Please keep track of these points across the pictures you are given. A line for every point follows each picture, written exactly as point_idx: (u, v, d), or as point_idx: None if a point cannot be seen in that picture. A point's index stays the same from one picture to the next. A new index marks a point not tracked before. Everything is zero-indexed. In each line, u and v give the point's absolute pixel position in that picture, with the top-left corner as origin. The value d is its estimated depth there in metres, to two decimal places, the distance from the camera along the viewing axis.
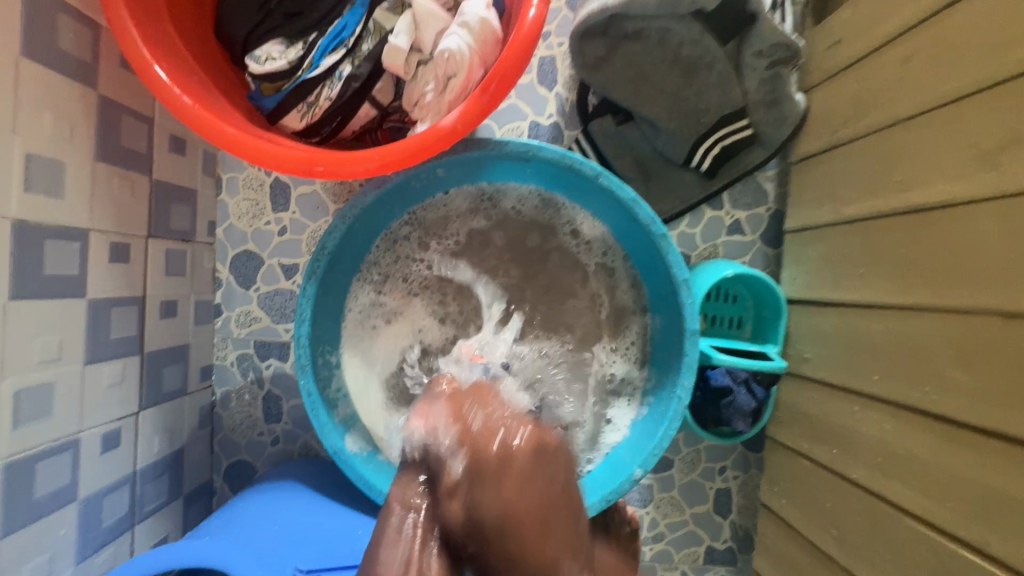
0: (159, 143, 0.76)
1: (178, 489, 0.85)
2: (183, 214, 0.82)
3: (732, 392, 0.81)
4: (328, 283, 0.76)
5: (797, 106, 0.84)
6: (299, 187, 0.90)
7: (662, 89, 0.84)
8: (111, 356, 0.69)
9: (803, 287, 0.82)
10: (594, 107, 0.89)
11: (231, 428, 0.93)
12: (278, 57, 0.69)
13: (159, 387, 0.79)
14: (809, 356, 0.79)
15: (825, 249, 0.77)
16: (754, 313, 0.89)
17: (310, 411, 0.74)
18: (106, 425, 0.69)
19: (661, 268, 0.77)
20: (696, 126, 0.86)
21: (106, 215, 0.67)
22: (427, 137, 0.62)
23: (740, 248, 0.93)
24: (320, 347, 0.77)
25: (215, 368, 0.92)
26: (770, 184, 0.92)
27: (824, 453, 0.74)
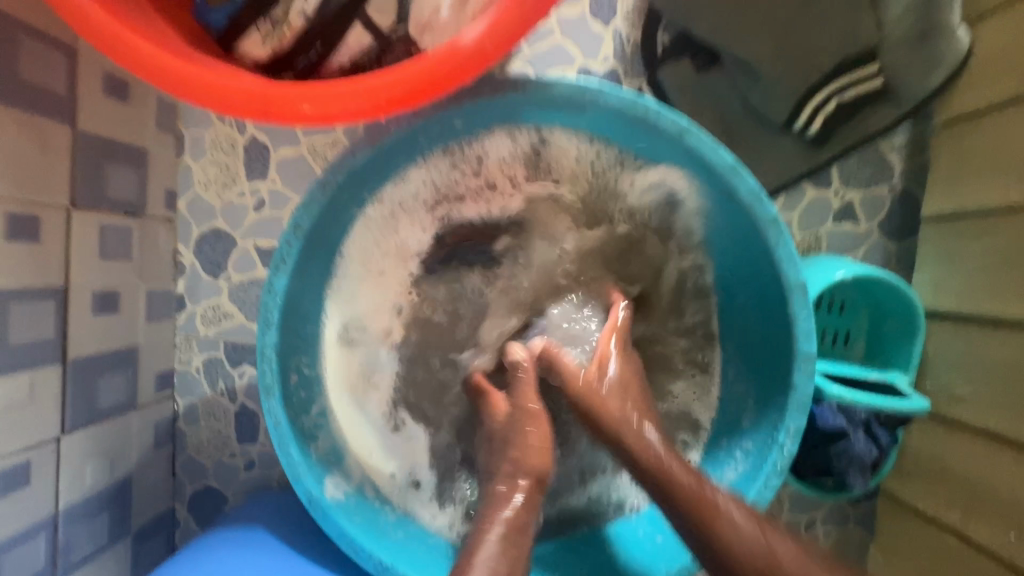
0: (86, 83, 0.57)
1: (124, 527, 0.68)
2: (128, 181, 0.64)
3: (847, 437, 0.59)
4: (306, 275, 0.57)
5: (957, 45, 0.60)
6: (280, 149, 0.70)
7: (765, 19, 0.61)
8: (10, 370, 0.52)
9: (957, 297, 0.59)
10: (666, 47, 0.66)
11: (197, 447, 0.76)
12: None
13: (94, 402, 0.62)
14: (965, 394, 0.57)
15: (1002, 245, 0.54)
16: (870, 327, 0.67)
17: (278, 445, 0.55)
18: (5, 459, 0.52)
19: (761, 268, 0.55)
20: (810, 72, 0.63)
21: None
22: (441, 60, 0.42)
23: (852, 240, 0.70)
24: (295, 360, 0.58)
25: (176, 375, 0.74)
26: (898, 155, 0.69)
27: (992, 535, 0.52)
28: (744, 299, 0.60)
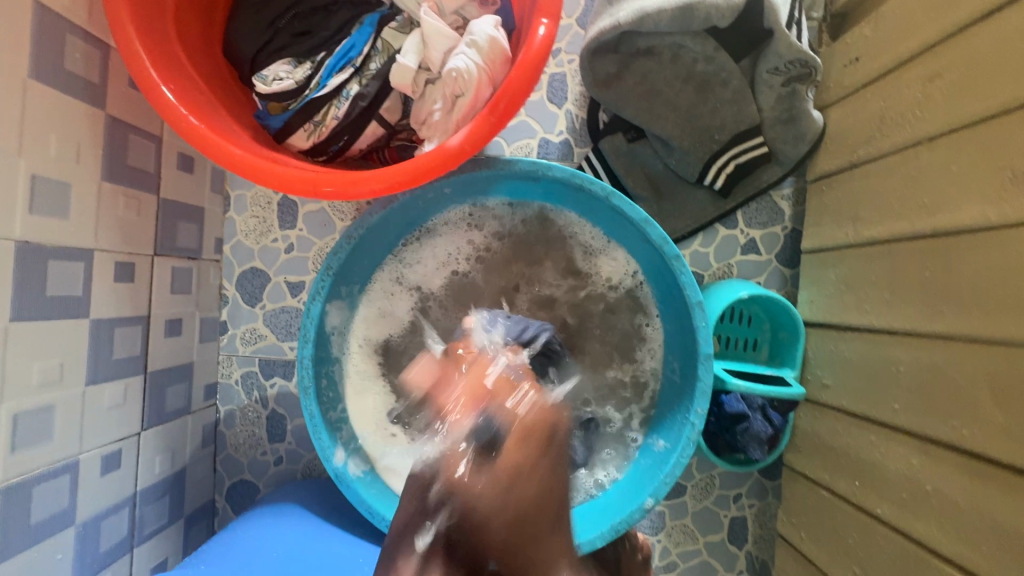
0: (167, 162, 0.76)
1: (178, 511, 0.83)
2: (190, 232, 0.82)
3: (747, 418, 0.78)
4: (333, 303, 0.75)
5: (814, 123, 0.82)
6: (306, 205, 0.89)
7: (676, 106, 0.82)
8: (112, 377, 0.68)
9: (821, 310, 0.78)
10: (605, 124, 0.88)
11: (235, 446, 0.92)
12: (285, 77, 0.68)
13: (161, 407, 0.78)
14: (829, 382, 0.76)
15: (846, 271, 0.74)
16: (770, 335, 0.86)
17: (313, 433, 0.73)
18: (106, 446, 0.68)
19: (674, 292, 0.74)
20: (711, 144, 0.84)
21: (112, 235, 0.67)
22: (432, 157, 0.61)
23: (755, 268, 0.90)
24: (324, 368, 0.76)
25: (219, 387, 0.91)
26: (787, 203, 0.90)
27: (847, 486, 0.71)
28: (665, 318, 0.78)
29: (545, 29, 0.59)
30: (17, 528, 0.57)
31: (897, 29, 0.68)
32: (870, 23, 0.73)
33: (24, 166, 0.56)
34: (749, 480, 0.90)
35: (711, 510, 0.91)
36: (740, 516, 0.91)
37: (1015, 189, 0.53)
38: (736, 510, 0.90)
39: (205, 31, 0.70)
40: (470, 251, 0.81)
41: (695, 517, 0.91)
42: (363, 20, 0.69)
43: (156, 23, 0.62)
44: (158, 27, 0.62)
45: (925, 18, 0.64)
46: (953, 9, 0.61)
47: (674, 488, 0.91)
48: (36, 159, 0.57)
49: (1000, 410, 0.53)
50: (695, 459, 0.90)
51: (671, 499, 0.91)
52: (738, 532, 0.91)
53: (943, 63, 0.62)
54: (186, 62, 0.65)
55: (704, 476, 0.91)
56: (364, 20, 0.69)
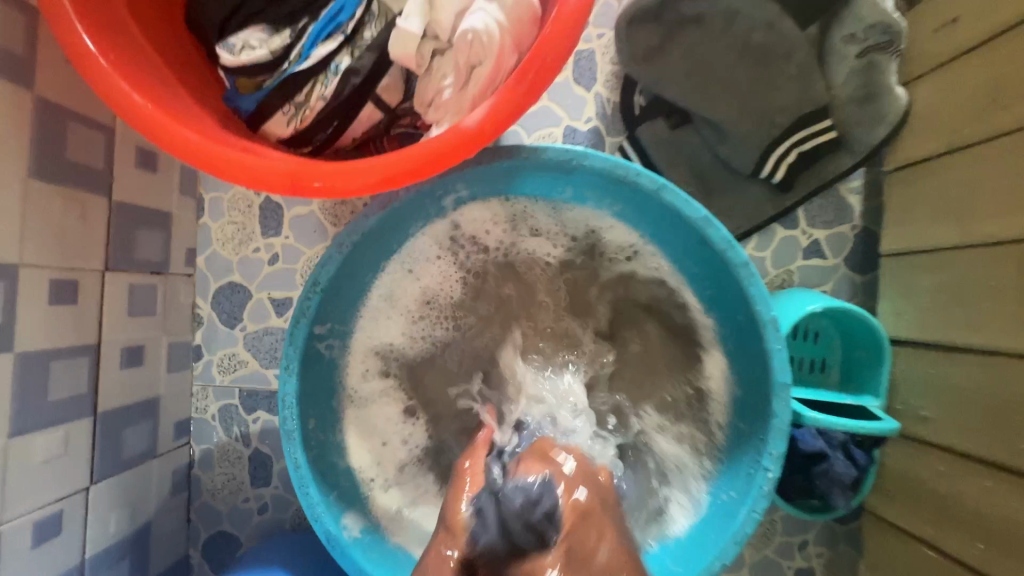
0: (122, 158, 0.63)
1: (141, 575, 0.70)
2: (153, 242, 0.69)
3: (827, 459, 0.64)
4: (324, 324, 0.62)
5: (898, 101, 0.68)
6: (292, 208, 0.76)
7: (730, 84, 0.69)
8: (48, 423, 0.55)
9: (916, 326, 0.65)
10: (642, 109, 0.74)
11: (212, 493, 0.78)
12: (257, 45, 0.55)
13: (119, 453, 0.65)
14: (928, 415, 0.62)
15: (949, 278, 0.61)
16: (843, 354, 0.72)
17: (298, 486, 0.59)
18: (39, 510, 0.55)
19: (737, 307, 0.61)
20: (770, 129, 0.71)
21: (46, 247, 0.54)
22: (445, 142, 0.48)
23: (821, 275, 0.77)
24: (312, 405, 0.62)
25: (192, 423, 0.78)
26: (856, 198, 0.76)
27: (960, 545, 0.57)
28: (724, 341, 0.64)
29: None
30: None
31: None
32: None
33: None
34: (818, 525, 0.76)
35: (773, 561, 0.77)
36: (808, 568, 0.77)
37: None
38: (803, 562, 0.76)
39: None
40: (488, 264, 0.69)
41: (755, 570, 0.77)
42: None
43: None
44: None
45: None
46: None
47: None
48: None
49: None
50: None
51: None
52: None
53: None
54: (136, 31, 0.53)
55: (765, 521, 0.77)
56: None
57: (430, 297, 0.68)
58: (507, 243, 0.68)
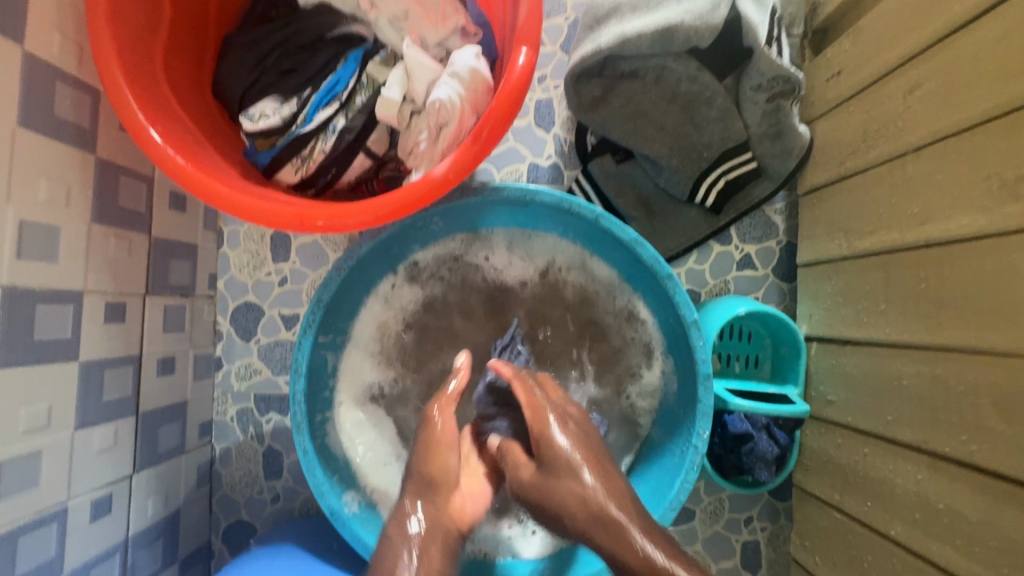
0: (158, 202, 0.77)
1: (172, 555, 0.82)
2: (182, 270, 0.82)
3: (752, 439, 0.76)
4: (326, 334, 0.74)
5: (802, 137, 0.82)
6: (298, 238, 0.90)
7: (662, 126, 0.83)
8: (102, 420, 0.68)
9: (823, 324, 0.77)
10: (593, 146, 0.88)
11: (231, 485, 0.90)
12: (271, 114, 0.69)
13: (155, 448, 0.77)
14: (833, 399, 0.74)
15: (842, 284, 0.73)
16: (772, 351, 0.84)
17: (307, 469, 0.71)
18: (96, 491, 0.67)
19: (669, 310, 0.73)
20: (699, 162, 0.84)
21: (102, 275, 0.67)
22: (420, 187, 0.61)
23: (752, 283, 0.89)
24: (317, 403, 0.75)
25: (214, 425, 0.90)
26: (780, 216, 0.89)
27: (857, 505, 0.68)
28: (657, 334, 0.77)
29: (525, 58, 0.60)
30: None
31: (873, 44, 0.70)
32: (849, 38, 0.74)
33: (11, 212, 0.56)
34: (760, 501, 0.88)
35: (722, 535, 0.88)
36: (752, 540, 0.87)
37: (1005, 197, 0.52)
38: (748, 534, 0.87)
39: (193, 73, 0.71)
40: (460, 279, 0.81)
41: (706, 543, 0.88)
42: (348, 55, 0.70)
43: (144, 68, 0.63)
44: (146, 72, 0.63)
45: (901, 31, 0.65)
46: (930, 19, 0.61)
47: (683, 513, 0.88)
48: (23, 205, 0.57)
49: (1009, 424, 0.51)
50: (701, 482, 0.87)
51: (679, 524, 0.88)
52: (751, 558, 0.87)
53: (924, 74, 0.62)
54: (174, 103, 0.66)
55: (713, 499, 0.88)
56: (348, 56, 0.70)
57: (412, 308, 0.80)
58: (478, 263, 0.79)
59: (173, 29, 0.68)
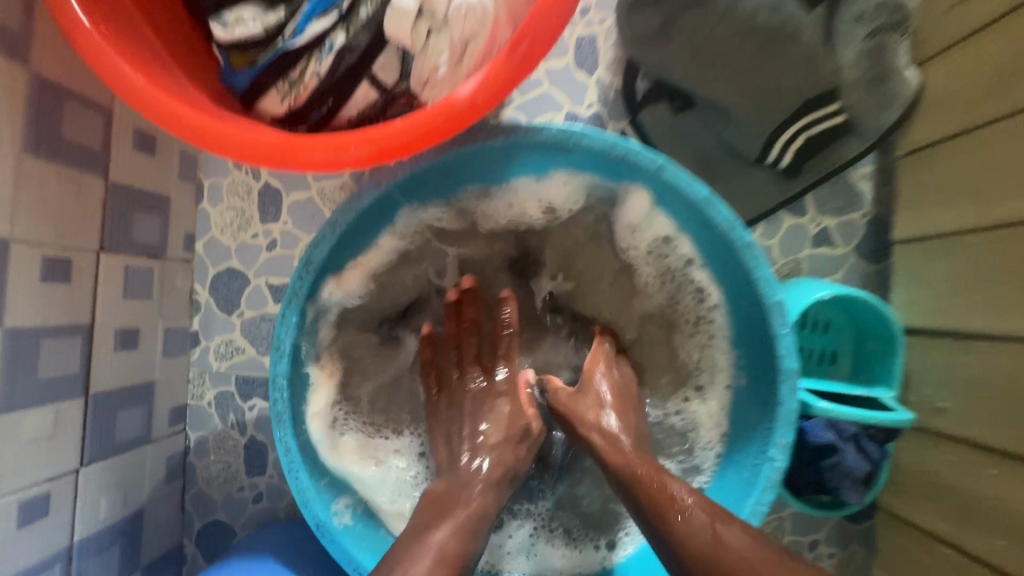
0: (118, 139, 0.63)
1: (133, 561, 0.69)
2: (150, 226, 0.69)
3: (838, 451, 0.61)
4: (317, 306, 0.61)
5: (908, 82, 0.67)
6: (291, 194, 0.76)
7: (733, 66, 0.68)
8: (37, 403, 0.55)
9: (933, 313, 0.64)
10: (645, 93, 0.73)
11: (207, 481, 0.78)
12: (251, 22, 0.55)
13: (112, 436, 0.65)
14: (945, 406, 0.61)
15: (964, 265, 0.60)
16: (854, 344, 0.69)
17: (289, 473, 0.58)
18: (28, 488, 0.54)
19: (744, 290, 0.58)
20: (776, 112, 0.69)
21: (37, 223, 0.54)
22: (438, 109, 0.47)
23: (831, 264, 0.74)
24: (305, 390, 0.62)
25: (189, 410, 0.77)
26: (868, 184, 0.74)
27: (980, 542, 0.55)
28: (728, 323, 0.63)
29: None
30: None
31: None
32: None
33: None
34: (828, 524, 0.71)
35: None
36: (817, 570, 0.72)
37: None
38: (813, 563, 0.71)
39: None
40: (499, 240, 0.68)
41: None
42: None
43: None
44: None
45: None
46: None
47: None
48: None
49: None
50: None
51: None
52: None
53: None
54: (132, 9, 0.53)
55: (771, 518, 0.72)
56: None
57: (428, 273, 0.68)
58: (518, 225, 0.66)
59: None
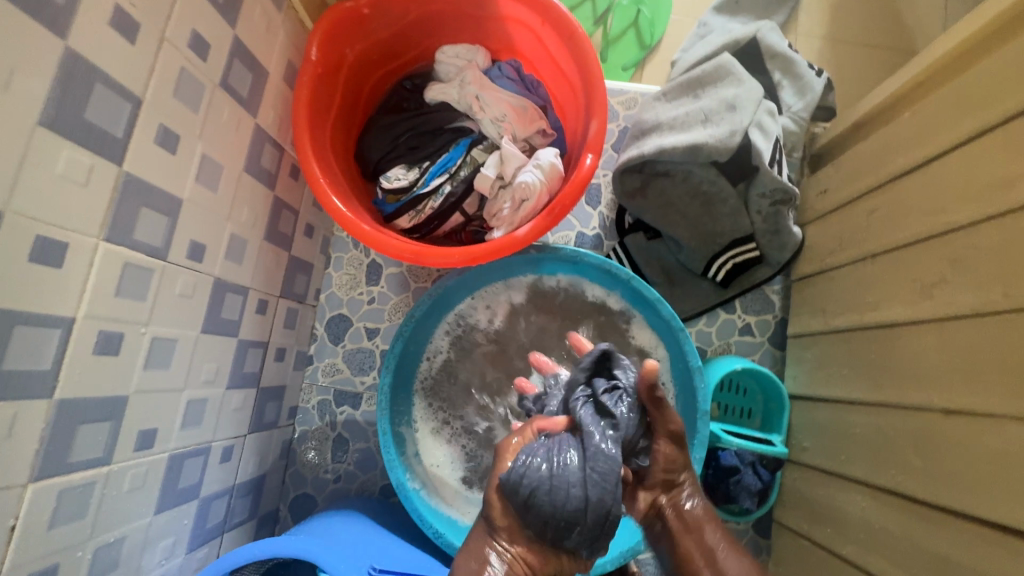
0: (299, 229, 1.01)
1: (254, 510, 0.99)
2: (302, 282, 1.06)
3: (739, 472, 0.93)
4: (411, 341, 0.99)
5: (795, 237, 1.04)
6: (389, 268, 1.14)
7: (685, 215, 1.05)
8: (239, 386, 0.88)
9: (803, 383, 0.95)
10: (630, 225, 1.12)
11: (304, 463, 1.09)
12: (401, 176, 0.95)
13: (262, 418, 0.97)
14: (807, 446, 0.92)
15: (818, 353, 0.92)
16: (763, 405, 1.01)
17: (383, 446, 0.91)
18: (226, 440, 0.87)
19: (681, 359, 0.94)
20: (713, 246, 1.05)
21: (260, 278, 0.90)
22: (504, 242, 0.85)
23: (751, 347, 1.10)
24: (397, 396, 0.97)
25: (299, 410, 1.11)
26: (776, 296, 1.10)
27: (819, 533, 0.84)
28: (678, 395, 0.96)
29: (590, 162, 0.84)
30: (171, 490, 0.74)
31: (849, 173, 0.92)
32: (833, 168, 0.98)
33: (230, 227, 0.79)
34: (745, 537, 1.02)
35: None
36: None
37: (924, 295, 0.72)
38: None
39: (345, 142, 0.98)
40: (536, 315, 1.02)
41: None
42: (459, 142, 0.97)
43: (320, 139, 0.90)
44: (321, 142, 0.90)
45: (865, 171, 0.88)
46: (884, 164, 0.83)
47: None
48: (236, 223, 0.81)
49: (921, 460, 0.69)
50: None
51: None
52: None
53: (878, 202, 0.83)
54: (334, 163, 0.92)
55: None
56: (459, 142, 0.97)
57: (485, 348, 1.02)
58: (545, 323, 1.01)
59: (338, 112, 0.95)
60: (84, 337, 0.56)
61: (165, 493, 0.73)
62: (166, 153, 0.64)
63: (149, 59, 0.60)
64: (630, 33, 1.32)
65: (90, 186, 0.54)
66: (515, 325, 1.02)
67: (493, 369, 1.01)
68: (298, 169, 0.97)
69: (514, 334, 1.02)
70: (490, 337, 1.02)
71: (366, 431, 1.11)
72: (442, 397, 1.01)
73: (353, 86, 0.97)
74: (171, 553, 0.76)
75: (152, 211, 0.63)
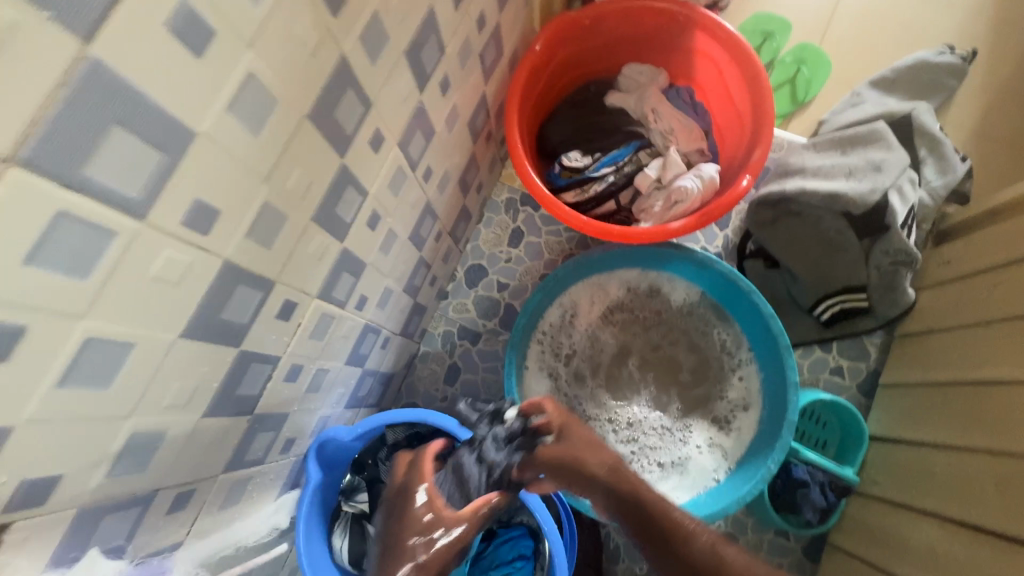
0: (475, 184, 1.21)
1: (379, 401, 1.18)
2: (462, 228, 1.25)
3: (808, 487, 1.02)
4: (548, 296, 1.15)
5: (907, 298, 1.13)
6: (529, 237, 1.33)
7: (807, 254, 1.15)
8: (408, 292, 1.08)
9: (886, 427, 1.04)
10: (751, 250, 1.24)
11: (419, 378, 1.28)
12: (576, 159, 1.12)
13: (408, 326, 1.17)
14: (880, 480, 1.00)
15: (910, 402, 1.01)
16: (839, 440, 1.10)
17: (506, 374, 1.08)
18: (389, 331, 1.06)
19: (778, 373, 1.06)
20: (826, 286, 1.15)
21: (445, 212, 1.10)
22: (657, 230, 1.00)
23: (838, 387, 1.19)
24: (526, 337, 1.14)
25: (426, 333, 1.29)
26: (874, 347, 1.19)
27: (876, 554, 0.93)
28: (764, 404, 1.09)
29: (747, 182, 0.98)
30: (355, 351, 0.93)
31: (978, 249, 1.01)
32: (962, 243, 1.07)
33: (446, 164, 0.99)
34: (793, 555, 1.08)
35: None
36: None
37: None
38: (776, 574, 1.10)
39: (533, 122, 1.17)
40: (651, 302, 1.19)
41: None
42: (629, 143, 1.14)
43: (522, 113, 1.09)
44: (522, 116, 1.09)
45: (994, 249, 0.96)
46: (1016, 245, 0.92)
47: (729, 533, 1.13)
48: (450, 163, 1.01)
49: (995, 499, 0.77)
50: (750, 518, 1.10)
51: None
52: None
53: (1003, 277, 0.92)
54: (525, 136, 1.11)
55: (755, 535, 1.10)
56: (629, 144, 1.14)
57: (596, 325, 1.19)
58: (653, 316, 1.19)
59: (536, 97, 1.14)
60: (367, 209, 0.76)
61: (352, 352, 0.92)
62: (441, 94, 0.84)
63: (457, 24, 0.80)
64: (785, 88, 1.45)
65: (405, 103, 0.74)
66: (631, 305, 1.19)
67: (602, 335, 1.19)
68: (490, 135, 1.17)
69: (628, 312, 1.19)
70: (608, 308, 1.19)
71: (478, 365, 1.28)
72: (553, 347, 1.17)
73: (553, 79, 1.16)
74: (338, 401, 0.95)
75: (420, 133, 0.83)
